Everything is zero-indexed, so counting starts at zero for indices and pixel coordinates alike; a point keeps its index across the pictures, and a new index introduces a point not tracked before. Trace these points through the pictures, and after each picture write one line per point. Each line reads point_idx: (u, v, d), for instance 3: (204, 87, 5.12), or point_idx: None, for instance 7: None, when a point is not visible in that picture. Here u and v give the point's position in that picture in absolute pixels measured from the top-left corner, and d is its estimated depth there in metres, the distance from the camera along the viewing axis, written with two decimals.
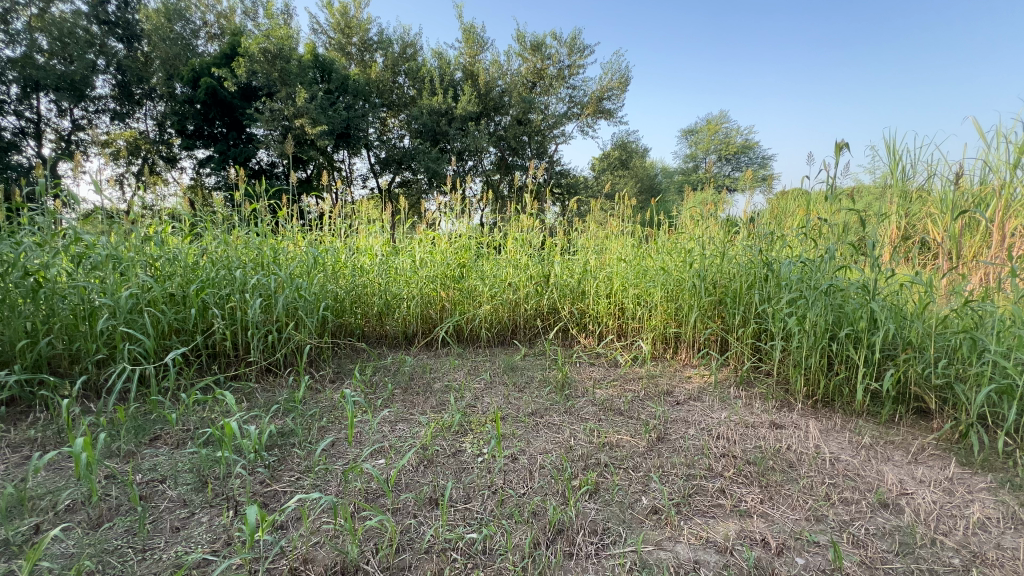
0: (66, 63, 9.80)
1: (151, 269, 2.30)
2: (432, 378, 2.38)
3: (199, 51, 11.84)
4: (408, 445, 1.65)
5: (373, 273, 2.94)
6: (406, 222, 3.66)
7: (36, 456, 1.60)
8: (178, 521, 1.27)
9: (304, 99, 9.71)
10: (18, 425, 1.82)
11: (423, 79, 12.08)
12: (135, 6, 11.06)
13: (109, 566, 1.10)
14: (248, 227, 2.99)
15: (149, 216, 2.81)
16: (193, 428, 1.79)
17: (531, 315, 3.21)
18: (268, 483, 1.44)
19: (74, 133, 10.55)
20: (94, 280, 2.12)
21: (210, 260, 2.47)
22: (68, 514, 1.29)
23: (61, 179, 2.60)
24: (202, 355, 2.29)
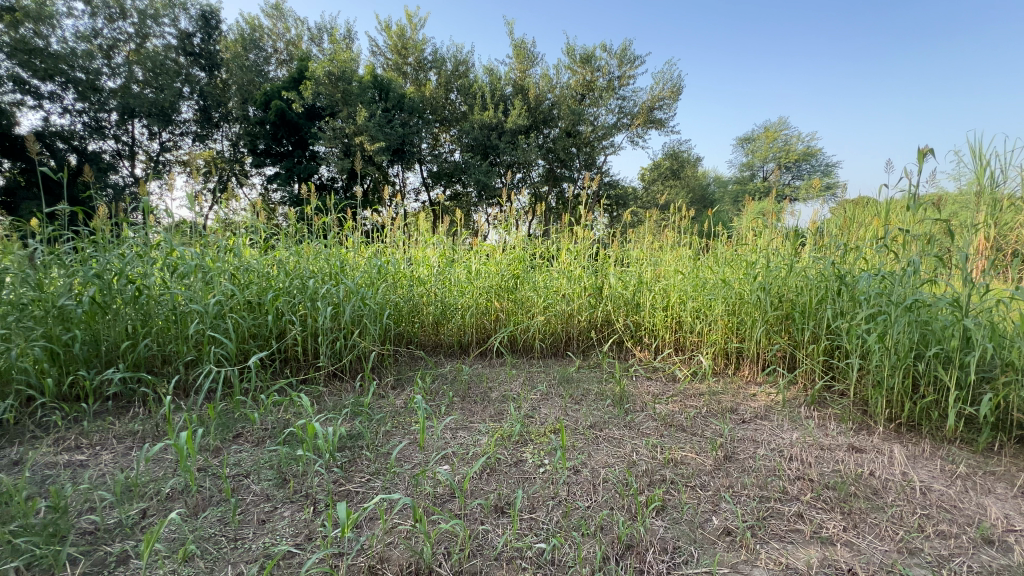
0: (158, 92, 10.82)
1: (233, 278, 2.48)
2: (489, 387, 2.42)
3: (270, 76, 12.73)
4: (471, 452, 1.68)
5: (431, 284, 3.03)
6: (460, 233, 3.76)
7: (139, 447, 1.77)
8: (264, 514, 1.37)
9: (364, 117, 10.21)
10: (122, 419, 2.02)
11: (474, 95, 12.39)
12: (216, 37, 12.07)
13: (207, 553, 1.20)
14: (315, 239, 3.17)
15: (229, 229, 3.04)
16: (271, 428, 1.92)
17: (585, 327, 3.19)
18: (343, 483, 1.52)
19: (161, 154, 11.57)
20: (185, 288, 2.31)
21: (283, 270, 2.64)
22: (169, 501, 1.42)
23: (156, 196, 2.88)
24: (277, 359, 2.44)
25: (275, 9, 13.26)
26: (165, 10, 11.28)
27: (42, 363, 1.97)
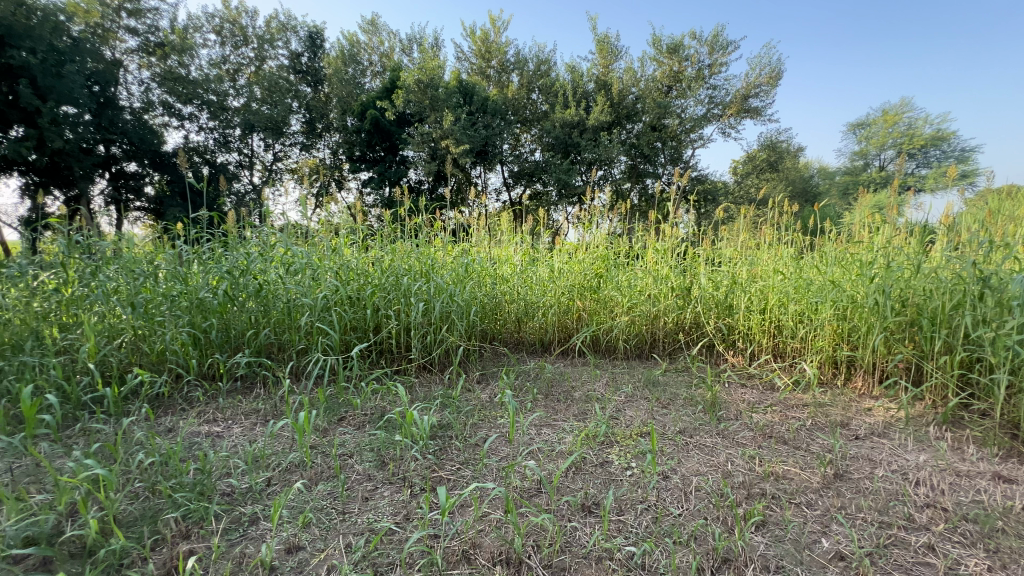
0: (272, 108, 12.08)
1: (337, 275, 2.72)
2: (572, 387, 2.41)
3: (366, 87, 13.68)
4: (557, 450, 1.70)
5: (514, 282, 3.09)
6: (542, 232, 3.78)
7: (262, 424, 2.01)
8: (367, 492, 1.49)
9: (450, 122, 10.65)
10: (247, 398, 2.30)
11: (556, 93, 12.37)
12: (321, 55, 13.20)
13: (321, 521, 1.34)
14: (406, 238, 3.36)
15: (331, 230, 3.33)
16: (370, 413, 2.07)
17: (672, 329, 3.07)
18: (435, 470, 1.61)
19: (274, 163, 12.93)
20: (297, 283, 2.57)
21: (379, 268, 2.83)
22: (289, 472, 1.59)
23: (272, 201, 3.22)
24: (374, 350, 2.63)
25: (371, 24, 14.21)
26: (279, 34, 12.56)
27: (188, 346, 2.30)
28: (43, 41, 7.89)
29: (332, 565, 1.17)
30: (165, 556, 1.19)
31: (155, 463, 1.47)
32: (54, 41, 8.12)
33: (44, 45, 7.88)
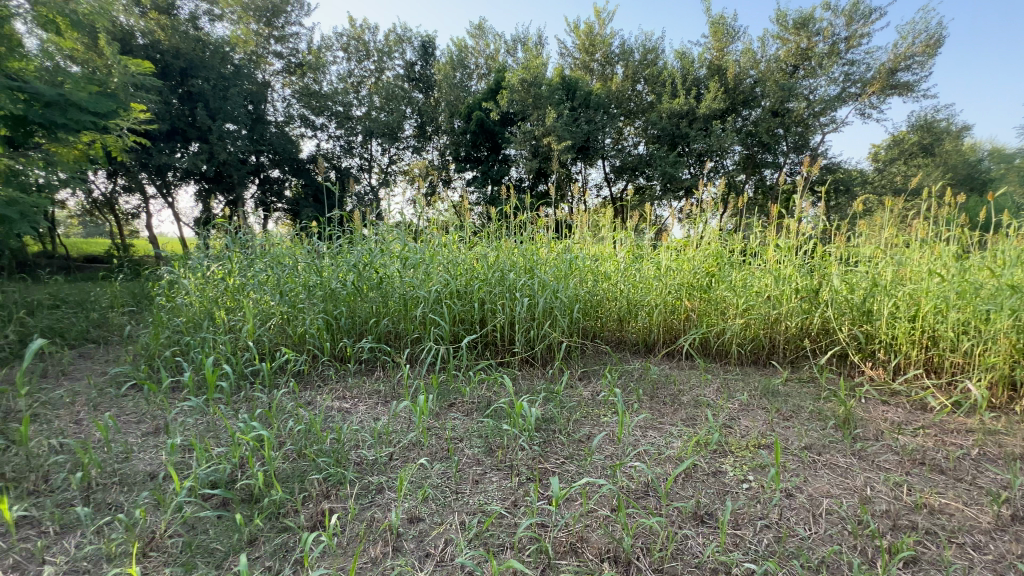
0: (389, 115, 13.02)
1: (447, 269, 2.88)
2: (680, 389, 2.30)
3: (472, 90, 14.25)
4: (665, 454, 1.64)
5: (618, 280, 3.01)
6: (648, 228, 3.63)
7: (383, 404, 2.21)
8: (477, 475, 1.58)
9: (553, 119, 10.71)
10: (369, 378, 2.54)
11: (663, 82, 11.79)
12: (432, 62, 14.00)
13: (437, 498, 1.45)
14: (510, 235, 3.45)
15: (441, 228, 3.52)
16: (478, 401, 2.18)
17: (795, 335, 2.79)
18: (541, 461, 1.65)
19: (389, 166, 13.85)
20: (413, 277, 2.78)
21: (486, 263, 2.94)
22: (407, 449, 1.74)
23: (391, 200, 3.50)
24: (480, 342, 2.75)
25: (478, 28, 14.74)
26: (396, 46, 13.57)
27: (322, 331, 2.61)
28: (213, 70, 9.47)
29: (448, 540, 1.27)
30: (312, 511, 1.38)
31: (300, 430, 1.71)
32: (221, 70, 9.68)
33: (213, 74, 9.45)
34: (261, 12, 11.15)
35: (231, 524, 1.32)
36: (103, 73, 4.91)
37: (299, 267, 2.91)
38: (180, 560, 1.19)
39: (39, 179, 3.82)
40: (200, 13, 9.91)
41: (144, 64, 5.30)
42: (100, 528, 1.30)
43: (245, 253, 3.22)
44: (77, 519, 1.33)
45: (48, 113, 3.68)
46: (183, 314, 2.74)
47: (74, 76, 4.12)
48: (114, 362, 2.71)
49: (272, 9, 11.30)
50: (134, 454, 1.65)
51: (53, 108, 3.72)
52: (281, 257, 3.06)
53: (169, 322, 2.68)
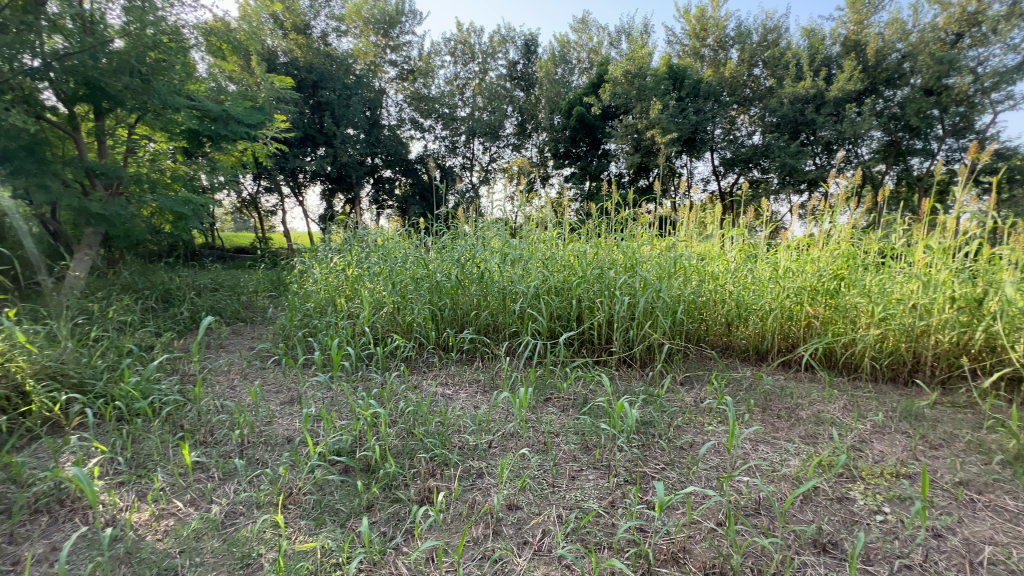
0: (491, 114, 13.36)
1: (546, 266, 2.91)
2: (798, 403, 2.09)
3: (573, 85, 14.14)
4: (780, 471, 1.52)
5: (727, 281, 2.81)
6: (763, 225, 3.33)
7: (482, 393, 2.31)
8: (574, 471, 1.59)
9: (657, 111, 10.26)
10: (470, 367, 2.66)
11: (786, 64, 10.68)
12: (534, 60, 14.12)
13: (536, 489, 1.49)
14: (611, 232, 3.38)
15: (540, 224, 3.56)
16: (574, 398, 2.18)
17: (948, 351, 2.38)
18: (640, 464, 1.62)
19: (490, 164, 14.20)
20: (512, 272, 2.85)
21: (585, 259, 2.91)
22: (506, 439, 1.80)
23: (493, 196, 3.60)
24: (577, 339, 2.73)
25: (581, 22, 14.57)
26: (500, 47, 13.90)
27: (428, 320, 2.78)
28: (339, 81, 10.47)
29: (546, 531, 1.31)
30: (421, 487, 1.50)
31: (410, 411, 1.85)
32: (345, 80, 10.68)
33: (339, 84, 10.47)
34: (379, 25, 12.19)
35: (353, 489, 1.48)
36: (254, 89, 5.67)
37: (409, 261, 3.13)
38: (312, 515, 1.36)
39: (206, 182, 4.53)
40: (329, 30, 11.02)
41: (286, 80, 6.14)
42: (251, 479, 1.53)
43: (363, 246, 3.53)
44: (234, 469, 1.58)
45: (214, 126, 4.35)
46: (312, 300, 3.09)
47: (232, 93, 4.81)
48: (258, 339, 3.14)
49: (389, 21, 12.23)
50: (275, 419, 1.90)
51: (217, 121, 4.39)
52: (393, 251, 3.32)
53: (301, 307, 3.04)
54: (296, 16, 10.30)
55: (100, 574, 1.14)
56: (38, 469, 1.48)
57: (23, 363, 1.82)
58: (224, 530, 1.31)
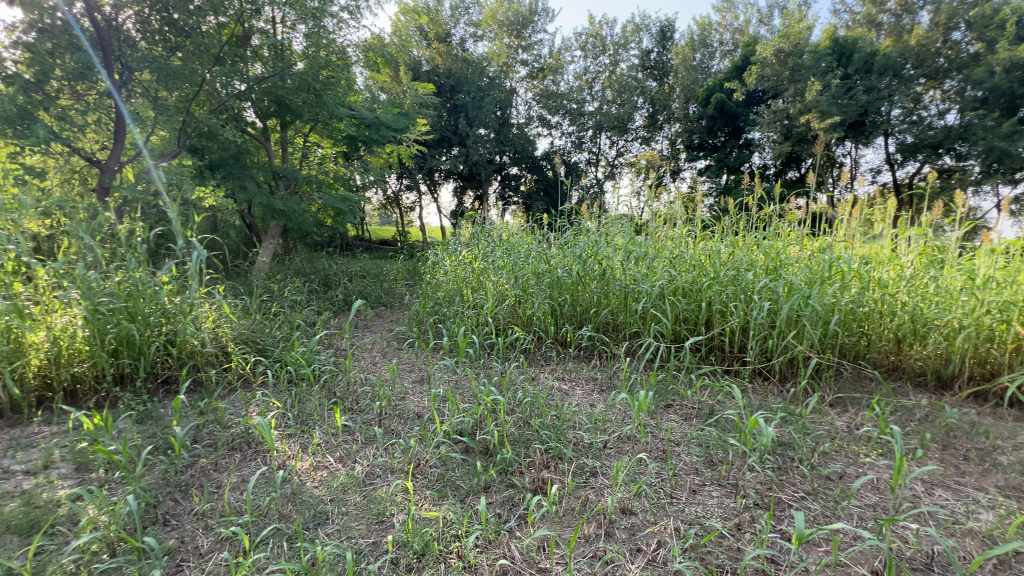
0: (620, 108, 12.88)
1: (673, 265, 2.75)
2: (996, 445, 1.69)
3: (712, 71, 13.05)
4: (963, 526, 1.25)
5: (901, 291, 2.36)
6: (956, 223, 2.73)
7: (599, 392, 2.27)
8: (695, 485, 1.50)
9: (816, 92, 8.99)
10: (587, 365, 2.63)
11: (1000, 23, 8.57)
12: (670, 47, 13.32)
13: (652, 497, 1.43)
14: (750, 230, 3.06)
15: (668, 221, 3.37)
16: (698, 407, 2.03)
17: None
18: (774, 489, 1.46)
19: (616, 158, 13.80)
20: (636, 270, 2.75)
21: (718, 259, 2.68)
22: (622, 441, 1.76)
23: (619, 191, 3.51)
24: (705, 345, 2.53)
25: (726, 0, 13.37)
26: (632, 36, 13.41)
27: (548, 315, 2.82)
28: (473, 84, 11.10)
29: (661, 542, 1.26)
30: (535, 476, 1.54)
31: (528, 402, 1.90)
32: (479, 83, 11.28)
33: (474, 87, 11.08)
34: (513, 26, 12.61)
35: (472, 469, 1.57)
36: (401, 97, 6.27)
37: (532, 256, 3.21)
38: (436, 487, 1.48)
39: (360, 182, 5.15)
40: (467, 36, 11.70)
41: (427, 86, 6.69)
42: (387, 446, 1.71)
43: (489, 241, 3.70)
44: (374, 435, 1.79)
45: (368, 131, 4.90)
46: (443, 289, 3.34)
47: (384, 102, 5.38)
48: (396, 322, 3.49)
49: (522, 21, 12.57)
50: (408, 395, 2.10)
51: (371, 128, 4.95)
52: (517, 246, 3.43)
53: (433, 295, 3.31)
54: (439, 26, 11.12)
55: (274, 507, 1.38)
56: (234, 414, 1.84)
57: (227, 329, 2.27)
58: (364, 487, 1.49)
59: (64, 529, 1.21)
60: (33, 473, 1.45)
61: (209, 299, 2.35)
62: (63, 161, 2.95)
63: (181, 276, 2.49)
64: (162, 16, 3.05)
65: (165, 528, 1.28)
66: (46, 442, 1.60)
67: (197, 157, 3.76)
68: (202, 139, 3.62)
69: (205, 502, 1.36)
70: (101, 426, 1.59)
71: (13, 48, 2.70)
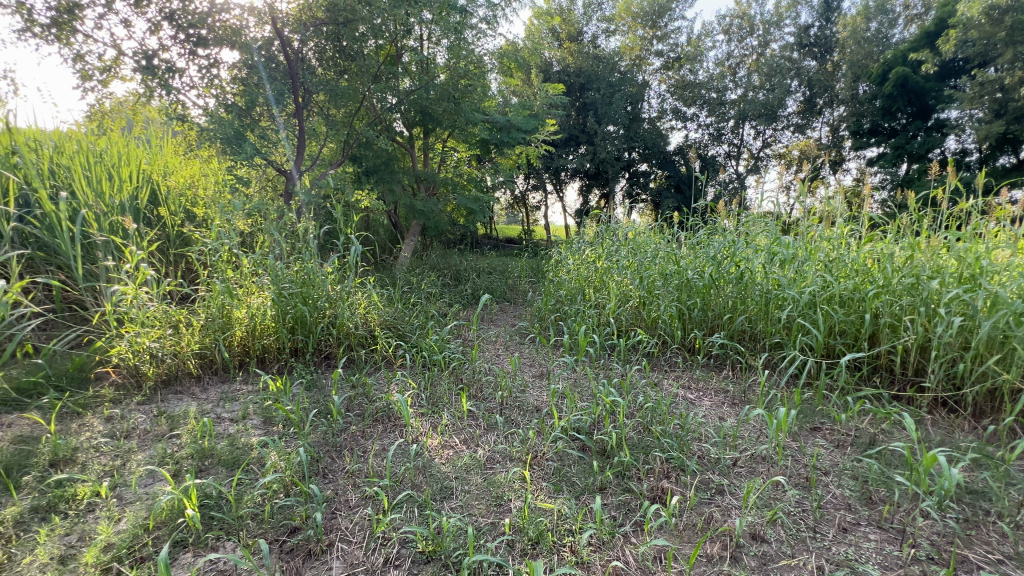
0: (769, 93, 11.49)
1: (828, 269, 2.41)
2: None
3: (892, 41, 11.00)
4: None
5: None
6: None
7: (731, 405, 2.09)
8: (846, 523, 1.31)
9: None
10: (717, 375, 2.43)
11: None
12: (835, 19, 11.55)
13: (790, 527, 1.29)
14: (938, 229, 2.54)
15: (824, 219, 2.95)
16: (855, 435, 1.75)
17: None
18: (956, 545, 1.21)
19: (762, 149, 12.41)
20: (781, 275, 2.47)
21: (890, 263, 2.27)
22: (755, 462, 1.60)
23: (764, 186, 3.17)
24: (867, 364, 2.17)
25: None
26: (788, 12, 11.92)
27: (674, 319, 2.66)
28: (603, 80, 10.94)
29: None
30: (653, 484, 1.48)
31: (649, 407, 1.83)
32: (610, 79, 11.08)
33: (604, 83, 10.92)
34: (648, 17, 12.10)
35: (588, 467, 1.57)
36: (531, 99, 6.44)
37: (659, 256, 3.07)
38: (553, 480, 1.50)
39: (490, 183, 5.44)
40: (599, 32, 11.56)
41: (557, 86, 6.75)
42: (507, 435, 1.80)
43: (614, 240, 3.63)
44: (495, 423, 1.89)
45: (500, 134, 5.12)
46: (565, 287, 3.36)
47: (515, 105, 5.59)
48: (519, 318, 3.62)
49: (658, 10, 12.02)
50: (528, 389, 2.18)
51: (502, 131, 5.17)
52: (644, 245, 3.32)
53: (555, 293, 3.36)
54: (571, 26, 11.16)
55: (408, 476, 1.53)
56: (379, 390, 2.09)
57: (376, 316, 2.58)
58: (485, 470, 1.58)
59: (254, 467, 1.50)
60: (235, 420, 1.82)
61: (362, 289, 2.70)
62: (261, 172, 3.54)
63: (342, 268, 2.89)
64: (335, 45, 3.52)
65: (324, 479, 1.51)
66: (244, 397, 1.99)
67: (357, 165, 4.31)
68: (360, 148, 4.14)
69: (354, 463, 1.58)
70: (282, 389, 1.93)
71: (231, 84, 3.35)
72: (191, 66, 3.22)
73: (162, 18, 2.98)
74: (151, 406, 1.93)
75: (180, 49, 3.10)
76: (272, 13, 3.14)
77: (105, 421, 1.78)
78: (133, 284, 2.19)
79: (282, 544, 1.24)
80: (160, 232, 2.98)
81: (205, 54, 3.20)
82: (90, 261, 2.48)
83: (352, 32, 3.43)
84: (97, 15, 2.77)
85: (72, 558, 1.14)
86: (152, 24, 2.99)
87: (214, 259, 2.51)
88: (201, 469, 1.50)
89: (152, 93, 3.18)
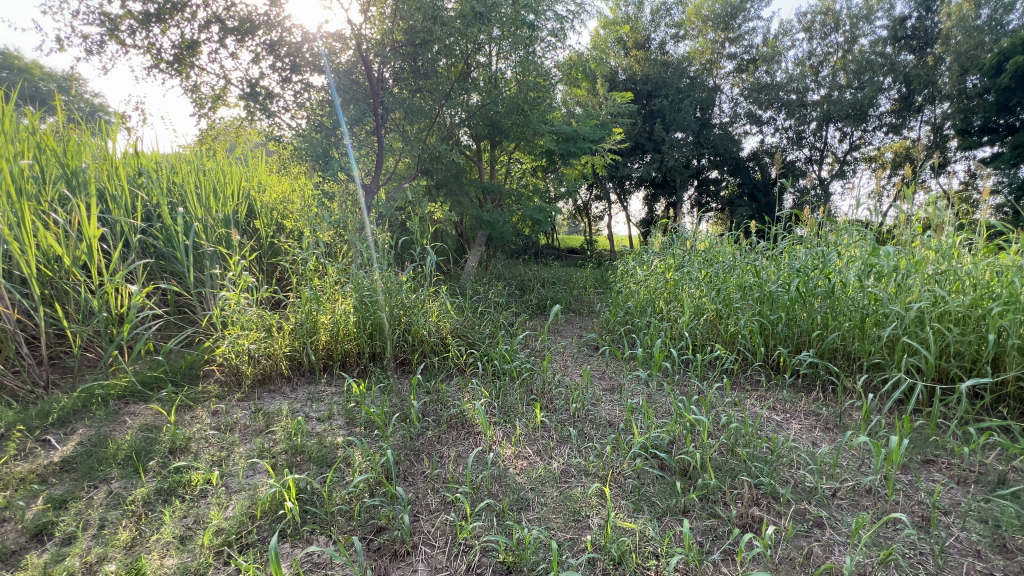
0: (857, 91, 10.65)
1: (939, 284, 2.16)
2: None
3: (1009, 27, 9.78)
4: None
5: None
6: None
7: (824, 430, 1.92)
8: (977, 572, 1.16)
9: None
10: (806, 397, 2.24)
11: None
12: (936, 8, 10.46)
13: (906, 570, 1.16)
14: None
15: (931, 227, 2.65)
16: (980, 471, 1.55)
17: None
18: None
19: (848, 152, 11.48)
20: (880, 289, 2.25)
21: (1017, 277, 2.00)
22: (858, 494, 1.46)
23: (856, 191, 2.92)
24: (990, 392, 1.91)
25: None
26: (879, 4, 11.02)
27: (756, 334, 2.50)
28: (672, 87, 10.65)
29: None
30: (741, 510, 1.39)
31: (734, 428, 1.72)
32: (679, 85, 10.79)
33: (672, 89, 10.63)
34: (719, 19, 11.68)
35: (669, 488, 1.50)
36: (597, 109, 6.41)
37: (737, 267, 2.91)
38: (632, 498, 1.45)
39: (555, 193, 5.49)
40: (668, 38, 11.26)
41: (625, 95, 6.65)
42: (582, 449, 1.76)
43: (685, 249, 3.49)
44: (568, 436, 1.86)
45: (566, 144, 5.14)
46: (634, 298, 3.27)
47: (581, 114, 5.58)
48: (585, 329, 3.57)
49: (731, 12, 11.57)
50: (601, 402, 2.14)
51: (569, 141, 5.18)
52: (719, 256, 3.17)
53: (624, 305, 3.28)
54: (637, 34, 11.04)
55: (484, 484, 1.54)
56: (452, 397, 2.14)
57: (448, 324, 2.66)
58: (560, 484, 1.56)
59: (343, 466, 1.59)
60: (322, 420, 1.93)
61: (434, 298, 2.79)
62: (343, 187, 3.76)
63: (416, 277, 3.00)
64: (410, 64, 3.62)
65: (405, 482, 1.56)
66: (329, 399, 2.11)
67: (429, 178, 4.39)
68: (432, 163, 4.17)
69: (433, 468, 1.62)
70: (364, 392, 2.03)
71: (319, 104, 3.61)
72: (286, 91, 3.52)
73: (264, 49, 3.31)
74: (250, 403, 2.10)
75: (277, 76, 3.42)
76: (357, 39, 3.37)
77: (212, 415, 1.96)
78: (235, 291, 2.41)
79: (370, 542, 1.29)
80: (256, 242, 3.26)
81: (298, 80, 3.51)
82: (199, 268, 2.76)
83: (426, 53, 3.54)
84: (211, 50, 3.11)
85: (189, 539, 1.26)
86: (255, 55, 3.32)
87: (303, 268, 2.71)
88: (295, 465, 1.60)
89: (254, 117, 3.52)
